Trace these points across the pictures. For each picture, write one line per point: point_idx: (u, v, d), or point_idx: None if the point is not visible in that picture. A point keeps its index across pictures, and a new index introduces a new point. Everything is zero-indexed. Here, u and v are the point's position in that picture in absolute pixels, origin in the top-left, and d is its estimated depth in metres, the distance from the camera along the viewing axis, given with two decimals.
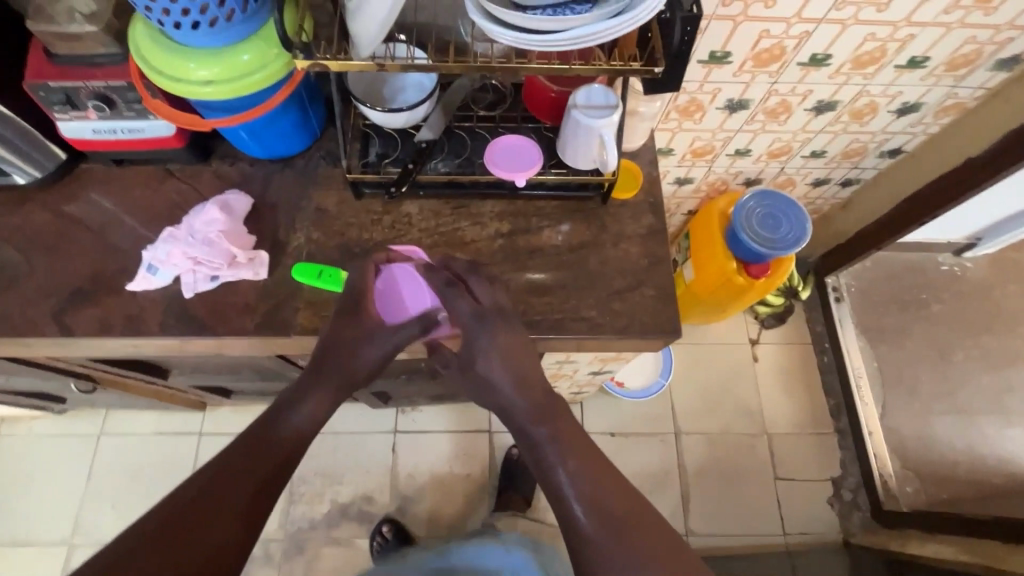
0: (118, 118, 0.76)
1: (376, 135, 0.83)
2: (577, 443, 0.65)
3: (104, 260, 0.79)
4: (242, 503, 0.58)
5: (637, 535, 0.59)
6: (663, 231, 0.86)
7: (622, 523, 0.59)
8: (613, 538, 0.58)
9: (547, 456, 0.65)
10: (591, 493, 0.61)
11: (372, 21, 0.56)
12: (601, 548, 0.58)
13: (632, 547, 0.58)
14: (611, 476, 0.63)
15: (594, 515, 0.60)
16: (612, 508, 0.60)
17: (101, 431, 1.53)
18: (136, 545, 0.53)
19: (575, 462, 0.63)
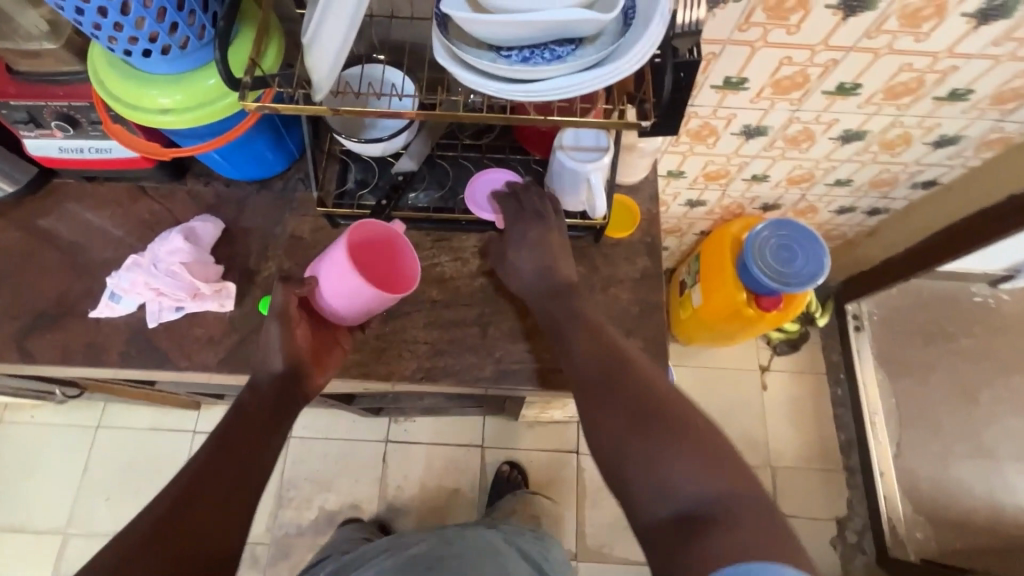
0: (85, 136, 0.73)
1: (355, 161, 0.78)
2: (575, 313, 0.69)
3: (70, 283, 0.77)
4: (243, 473, 0.62)
5: (622, 390, 0.61)
6: (658, 275, 0.80)
7: (616, 372, 0.62)
8: (602, 387, 0.61)
9: (558, 321, 0.69)
10: (587, 349, 0.65)
11: (325, 50, 0.50)
12: (590, 392, 0.62)
13: (617, 396, 0.60)
14: (606, 343, 0.65)
15: (591, 361, 0.64)
16: (604, 364, 0.63)
17: (99, 423, 1.54)
18: (151, 525, 0.55)
19: (567, 329, 0.67)
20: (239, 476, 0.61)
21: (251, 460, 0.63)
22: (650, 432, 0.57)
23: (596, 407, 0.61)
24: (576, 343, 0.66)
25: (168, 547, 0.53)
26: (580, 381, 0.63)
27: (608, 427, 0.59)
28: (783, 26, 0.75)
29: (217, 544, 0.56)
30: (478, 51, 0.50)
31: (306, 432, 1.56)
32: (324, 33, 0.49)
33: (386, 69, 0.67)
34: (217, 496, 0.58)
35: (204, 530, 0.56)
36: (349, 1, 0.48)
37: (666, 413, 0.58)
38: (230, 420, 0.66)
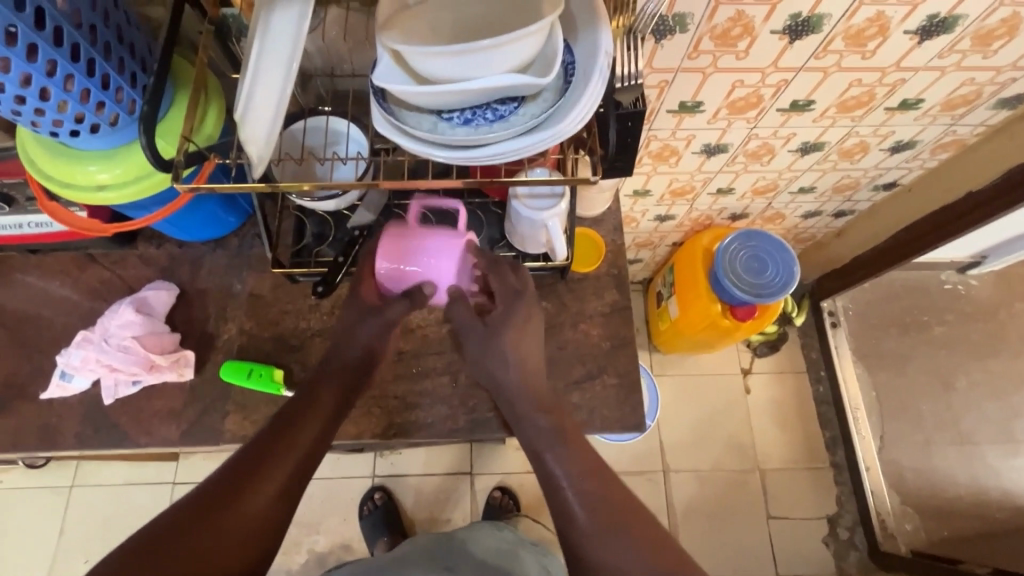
0: (22, 212, 0.70)
1: (310, 216, 0.76)
2: (570, 436, 0.66)
3: (20, 363, 0.73)
4: (273, 499, 0.58)
5: (627, 532, 0.59)
6: (627, 308, 0.79)
7: (619, 516, 0.60)
8: (603, 531, 0.59)
9: (541, 451, 0.66)
10: (579, 485, 0.62)
11: (259, 123, 0.46)
12: (590, 539, 0.58)
13: (624, 546, 0.57)
14: (598, 481, 0.63)
15: (588, 509, 0.61)
16: (602, 505, 0.61)
17: (73, 482, 1.48)
18: (161, 540, 0.52)
19: (555, 453, 0.65)
20: (267, 505, 0.57)
21: (289, 480, 0.60)
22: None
23: (603, 556, 0.57)
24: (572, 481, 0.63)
25: (175, 571, 0.51)
26: (575, 526, 0.60)
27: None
28: (732, 52, 0.75)
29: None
30: (419, 116, 0.49)
31: None
32: (257, 107, 0.45)
33: (330, 121, 0.66)
34: (237, 526, 0.55)
35: (218, 558, 0.53)
36: (277, 74, 0.44)
37: (656, 539, 0.59)
38: (265, 432, 0.62)
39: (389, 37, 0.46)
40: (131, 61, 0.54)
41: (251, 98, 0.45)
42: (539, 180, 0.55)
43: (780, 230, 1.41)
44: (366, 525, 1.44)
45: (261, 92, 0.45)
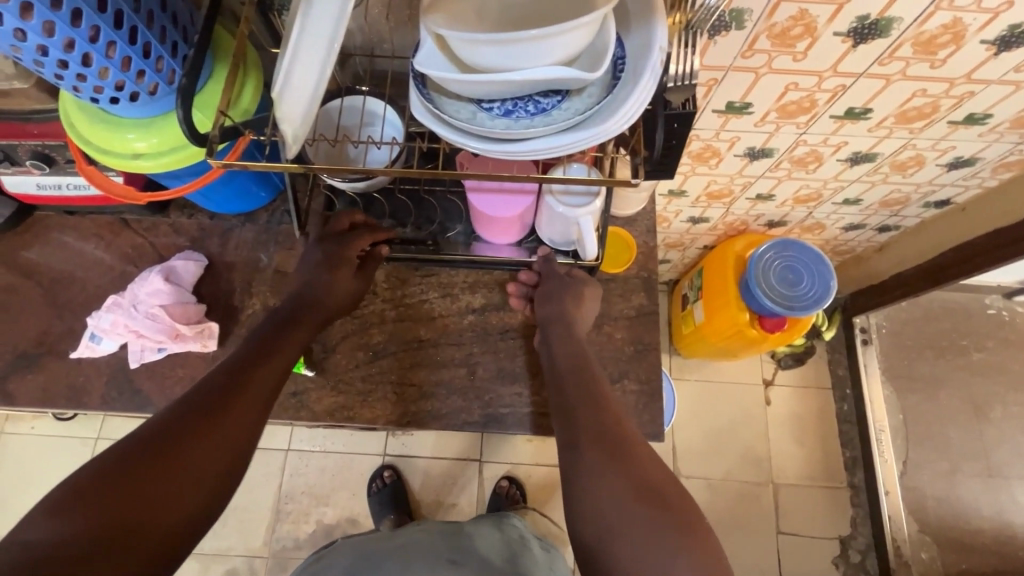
0: (62, 174, 0.71)
1: (340, 196, 0.78)
2: (584, 367, 0.67)
3: (52, 321, 0.75)
4: (247, 420, 0.56)
5: (622, 455, 0.58)
6: (654, 313, 0.77)
7: (627, 447, 0.59)
8: (602, 453, 0.58)
9: (562, 375, 0.66)
10: (587, 414, 0.62)
11: (294, 105, 0.44)
12: (585, 455, 0.59)
13: (614, 464, 0.57)
14: (609, 413, 0.62)
15: (591, 429, 0.60)
16: (607, 434, 0.60)
17: (99, 434, 1.54)
18: (101, 483, 0.47)
19: (574, 391, 0.65)
20: (242, 420, 0.56)
21: (259, 406, 0.58)
22: (638, 507, 0.54)
23: (594, 476, 0.57)
24: (583, 404, 0.63)
25: (152, 484, 0.49)
26: (576, 447, 0.60)
27: (602, 505, 0.55)
28: (789, 53, 0.71)
29: (198, 480, 0.51)
30: (458, 104, 0.47)
31: (303, 444, 1.55)
32: (293, 89, 0.43)
33: (367, 100, 0.65)
34: (196, 461, 0.51)
35: (191, 471, 0.51)
36: (316, 57, 0.42)
37: (651, 470, 0.58)
38: (222, 373, 0.58)
39: (432, 20, 0.44)
40: (173, 31, 0.54)
41: (288, 82, 0.43)
42: (575, 179, 0.54)
43: (818, 241, 1.35)
44: (374, 502, 1.46)
45: (299, 77, 0.43)
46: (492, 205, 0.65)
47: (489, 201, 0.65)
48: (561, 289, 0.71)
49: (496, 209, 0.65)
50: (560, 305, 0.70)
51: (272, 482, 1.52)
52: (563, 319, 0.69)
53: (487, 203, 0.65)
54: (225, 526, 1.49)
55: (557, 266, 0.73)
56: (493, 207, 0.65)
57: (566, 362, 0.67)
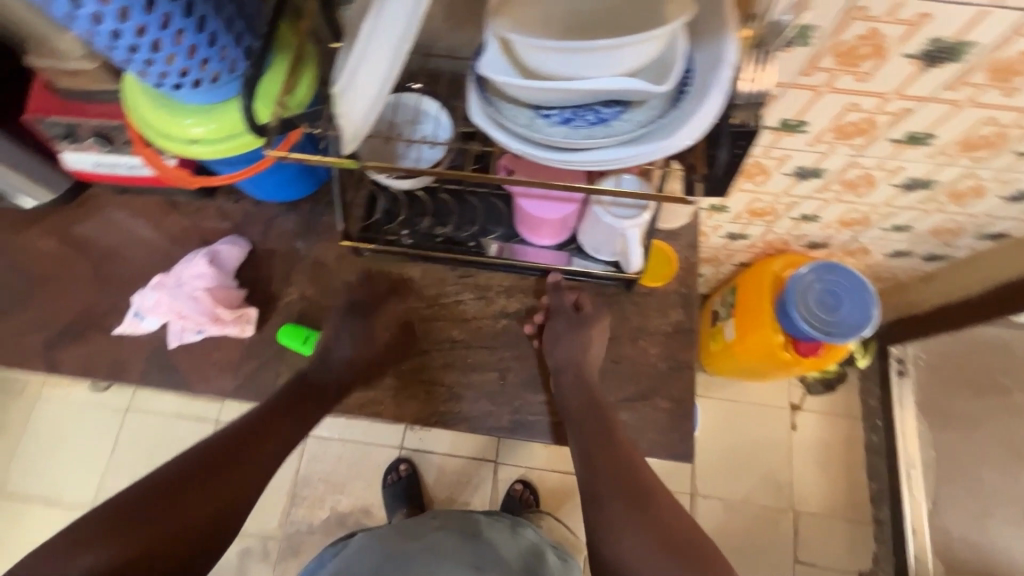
0: (119, 154, 0.72)
1: (383, 193, 0.75)
2: (600, 411, 0.67)
3: (99, 296, 0.77)
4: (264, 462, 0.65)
5: (645, 505, 0.59)
6: (691, 331, 0.75)
7: (647, 497, 0.60)
8: (624, 506, 0.59)
9: (577, 420, 0.66)
10: (608, 461, 0.63)
11: (356, 103, 0.44)
12: (609, 506, 0.60)
13: (638, 516, 0.59)
14: (627, 462, 0.63)
15: (613, 479, 0.61)
16: (627, 484, 0.61)
17: (129, 405, 1.58)
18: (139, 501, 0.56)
19: (591, 439, 0.65)
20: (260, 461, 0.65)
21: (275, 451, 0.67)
22: (663, 561, 0.55)
23: (617, 529, 0.58)
24: (600, 454, 0.63)
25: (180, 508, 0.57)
26: (598, 497, 0.61)
27: (626, 556, 0.57)
28: (853, 72, 0.69)
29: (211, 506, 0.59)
30: (516, 109, 0.46)
31: (323, 432, 1.57)
32: (356, 87, 0.43)
33: (422, 99, 0.65)
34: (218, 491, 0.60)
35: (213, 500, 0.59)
36: (384, 57, 0.42)
37: (672, 521, 0.58)
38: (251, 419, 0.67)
39: (501, 23, 0.44)
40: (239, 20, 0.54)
41: (352, 80, 0.43)
42: (626, 192, 0.53)
43: (860, 266, 1.31)
44: (389, 493, 1.48)
45: (363, 76, 0.43)
46: (541, 209, 0.64)
47: (535, 205, 0.64)
48: (576, 327, 0.71)
49: (545, 211, 0.64)
50: (574, 344, 0.70)
51: (290, 466, 1.54)
52: (577, 364, 0.69)
53: (533, 206, 0.64)
54: None
55: (566, 297, 0.73)
56: (541, 210, 0.64)
57: (577, 404, 0.67)
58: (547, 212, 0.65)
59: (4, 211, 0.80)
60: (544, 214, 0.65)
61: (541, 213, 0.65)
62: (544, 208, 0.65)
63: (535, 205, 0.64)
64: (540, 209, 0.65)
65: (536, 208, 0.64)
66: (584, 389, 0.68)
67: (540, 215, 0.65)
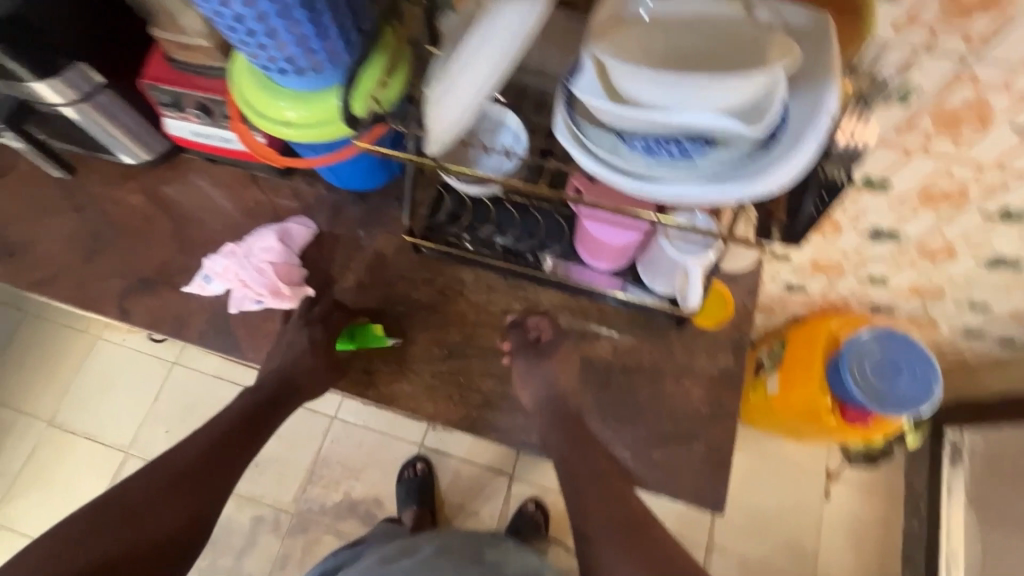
0: (215, 126, 0.77)
1: (449, 195, 0.76)
2: (589, 441, 0.70)
3: (174, 255, 0.82)
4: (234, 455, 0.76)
5: (631, 534, 0.65)
6: (738, 378, 0.73)
7: (638, 525, 0.66)
8: (614, 535, 0.65)
9: (565, 455, 0.69)
10: (599, 496, 0.68)
11: (450, 107, 0.45)
12: (602, 539, 0.66)
13: (625, 545, 0.64)
14: (620, 494, 0.68)
15: (602, 510, 0.67)
16: (618, 517, 0.67)
17: (176, 360, 1.67)
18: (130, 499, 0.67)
19: (585, 470, 0.69)
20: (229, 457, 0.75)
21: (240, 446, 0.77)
22: None
23: (608, 556, 0.65)
24: (592, 483, 0.68)
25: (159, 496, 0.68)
26: (591, 528, 0.67)
27: None
28: (951, 138, 0.66)
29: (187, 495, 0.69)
30: (599, 132, 0.46)
31: (349, 416, 1.60)
32: (455, 94, 0.45)
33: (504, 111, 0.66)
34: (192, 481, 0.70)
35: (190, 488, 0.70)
36: (484, 67, 0.43)
37: (658, 546, 0.64)
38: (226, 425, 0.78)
39: (600, 48, 0.44)
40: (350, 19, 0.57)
41: (452, 86, 0.44)
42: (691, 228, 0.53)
43: (925, 338, 1.23)
44: (403, 488, 1.49)
45: (464, 82, 0.44)
46: (606, 234, 0.64)
47: (601, 229, 0.64)
48: (547, 363, 0.72)
49: (610, 236, 0.64)
50: (547, 369, 0.72)
51: (312, 444, 1.58)
52: (542, 394, 0.71)
53: (599, 229, 0.64)
54: (262, 474, 1.56)
55: (527, 330, 0.74)
56: (605, 234, 0.64)
57: (564, 433, 0.70)
58: (612, 237, 0.64)
59: (104, 164, 0.87)
60: (607, 240, 0.64)
61: (605, 237, 0.64)
62: (609, 234, 0.64)
63: (601, 229, 0.64)
64: (605, 233, 0.64)
65: (601, 232, 0.64)
66: (574, 420, 0.71)
67: (604, 239, 0.64)
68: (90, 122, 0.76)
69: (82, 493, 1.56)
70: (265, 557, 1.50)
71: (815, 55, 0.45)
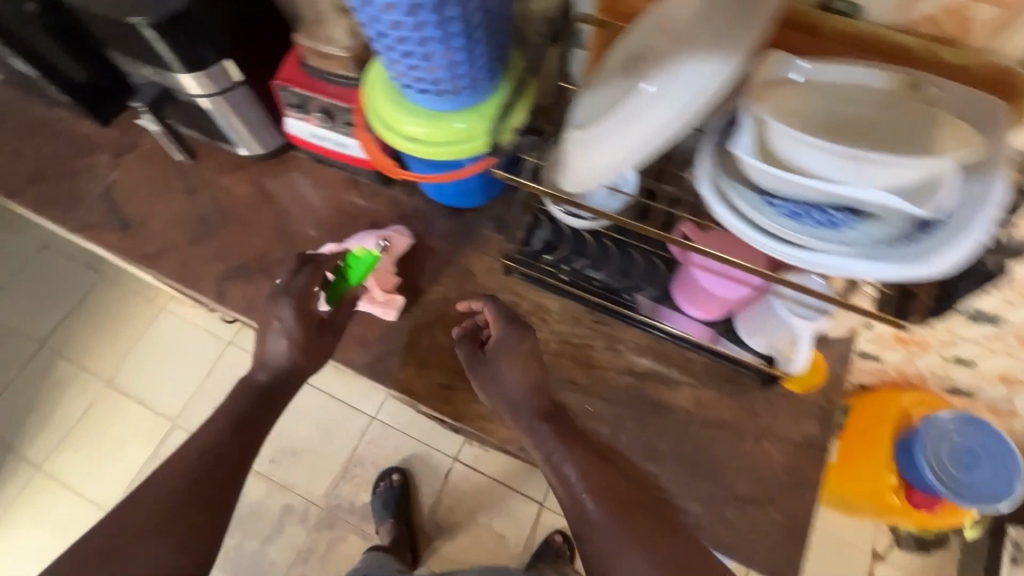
0: (333, 130, 0.80)
1: (544, 225, 0.77)
2: (573, 437, 0.66)
3: (273, 247, 0.85)
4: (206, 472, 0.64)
5: (631, 520, 0.58)
6: (822, 448, 0.71)
7: (638, 509, 0.59)
8: (612, 524, 0.58)
9: (551, 451, 0.64)
10: (593, 480, 0.61)
11: (604, 153, 0.46)
12: (602, 530, 0.58)
13: (629, 538, 0.57)
14: (608, 478, 0.62)
15: (601, 503, 0.60)
16: (617, 499, 0.60)
17: (232, 340, 1.72)
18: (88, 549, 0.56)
19: (567, 460, 0.63)
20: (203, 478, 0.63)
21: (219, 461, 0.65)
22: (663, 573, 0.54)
23: (614, 551, 0.56)
24: (581, 476, 0.62)
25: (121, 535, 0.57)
26: (587, 521, 0.59)
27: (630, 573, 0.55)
28: None
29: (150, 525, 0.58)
30: (746, 191, 0.46)
31: (388, 419, 1.62)
32: (613, 141, 0.45)
33: None
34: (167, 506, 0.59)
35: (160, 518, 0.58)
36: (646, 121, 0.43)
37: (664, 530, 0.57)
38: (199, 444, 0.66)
39: (758, 110, 0.45)
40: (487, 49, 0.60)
41: (613, 134, 0.44)
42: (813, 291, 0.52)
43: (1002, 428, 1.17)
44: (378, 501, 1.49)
45: (624, 134, 0.44)
46: (714, 283, 0.64)
47: (709, 278, 0.64)
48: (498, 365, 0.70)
49: (718, 286, 0.63)
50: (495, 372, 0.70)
51: (349, 442, 1.60)
52: (503, 400, 0.69)
53: (706, 278, 0.64)
54: (297, 463, 1.58)
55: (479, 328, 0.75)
56: (713, 284, 0.64)
57: (535, 428, 0.66)
58: (719, 286, 0.64)
59: (219, 152, 0.91)
60: (715, 289, 0.64)
61: (713, 285, 0.64)
62: (716, 284, 0.64)
63: (709, 277, 0.64)
64: (712, 283, 0.64)
65: (709, 281, 0.64)
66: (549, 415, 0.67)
67: (711, 288, 0.64)
68: (220, 114, 0.80)
69: (128, 456, 1.62)
70: (289, 548, 1.52)
71: (988, 142, 0.44)
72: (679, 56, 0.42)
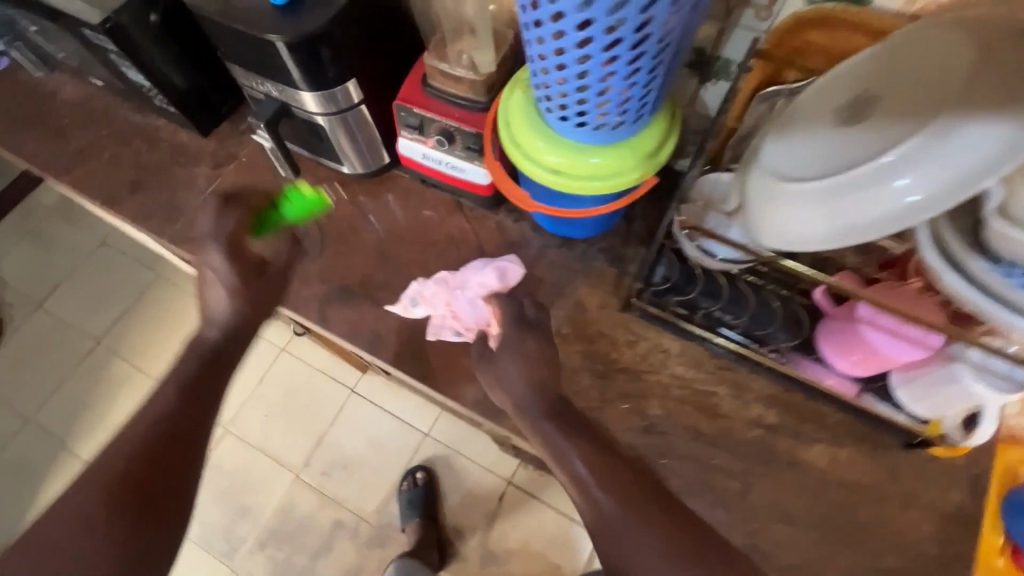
0: (450, 154, 0.77)
1: (666, 260, 0.72)
2: (577, 423, 0.61)
3: (376, 270, 0.82)
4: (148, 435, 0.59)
5: (648, 512, 0.53)
6: (974, 521, 0.65)
7: (651, 493, 0.54)
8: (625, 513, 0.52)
9: (554, 438, 0.59)
10: (599, 466, 0.56)
11: (828, 216, 0.43)
12: (612, 524, 0.52)
13: (641, 523, 0.52)
14: (608, 460, 0.57)
15: (608, 490, 0.55)
16: (622, 486, 0.55)
17: (285, 346, 1.66)
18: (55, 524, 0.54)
19: (573, 444, 0.58)
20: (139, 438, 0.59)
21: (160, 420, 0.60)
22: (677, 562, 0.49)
23: (628, 543, 0.51)
24: (589, 467, 0.56)
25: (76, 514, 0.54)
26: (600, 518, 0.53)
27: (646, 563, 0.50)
28: None
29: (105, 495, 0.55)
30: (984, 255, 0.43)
31: (440, 436, 1.58)
32: (845, 207, 0.42)
33: None
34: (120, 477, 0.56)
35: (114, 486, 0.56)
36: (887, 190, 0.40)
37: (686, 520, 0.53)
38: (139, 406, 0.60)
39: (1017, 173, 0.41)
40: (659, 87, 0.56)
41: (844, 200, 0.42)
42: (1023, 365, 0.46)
43: None
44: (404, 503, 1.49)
45: (860, 200, 0.41)
46: (886, 344, 0.60)
47: (881, 339, 0.60)
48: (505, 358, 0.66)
49: (891, 348, 0.60)
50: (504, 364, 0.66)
51: (401, 458, 1.57)
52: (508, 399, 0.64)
53: (878, 338, 0.60)
54: (348, 477, 1.55)
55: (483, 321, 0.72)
56: (885, 345, 0.60)
57: (541, 419, 0.61)
58: (891, 348, 0.60)
59: (320, 168, 0.89)
60: (883, 350, 0.60)
61: (885, 347, 0.60)
62: (889, 345, 0.60)
63: (881, 338, 0.60)
64: (885, 344, 0.60)
65: (881, 342, 0.60)
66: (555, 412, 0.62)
67: (881, 349, 0.60)
68: (333, 132, 0.78)
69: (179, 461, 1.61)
70: (339, 565, 1.50)
71: None
72: (951, 119, 0.37)
